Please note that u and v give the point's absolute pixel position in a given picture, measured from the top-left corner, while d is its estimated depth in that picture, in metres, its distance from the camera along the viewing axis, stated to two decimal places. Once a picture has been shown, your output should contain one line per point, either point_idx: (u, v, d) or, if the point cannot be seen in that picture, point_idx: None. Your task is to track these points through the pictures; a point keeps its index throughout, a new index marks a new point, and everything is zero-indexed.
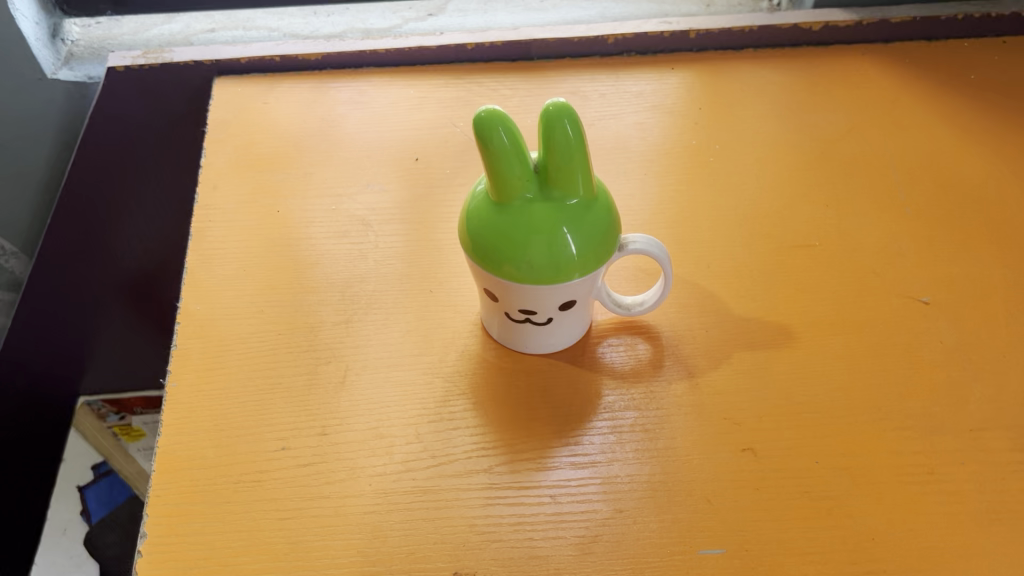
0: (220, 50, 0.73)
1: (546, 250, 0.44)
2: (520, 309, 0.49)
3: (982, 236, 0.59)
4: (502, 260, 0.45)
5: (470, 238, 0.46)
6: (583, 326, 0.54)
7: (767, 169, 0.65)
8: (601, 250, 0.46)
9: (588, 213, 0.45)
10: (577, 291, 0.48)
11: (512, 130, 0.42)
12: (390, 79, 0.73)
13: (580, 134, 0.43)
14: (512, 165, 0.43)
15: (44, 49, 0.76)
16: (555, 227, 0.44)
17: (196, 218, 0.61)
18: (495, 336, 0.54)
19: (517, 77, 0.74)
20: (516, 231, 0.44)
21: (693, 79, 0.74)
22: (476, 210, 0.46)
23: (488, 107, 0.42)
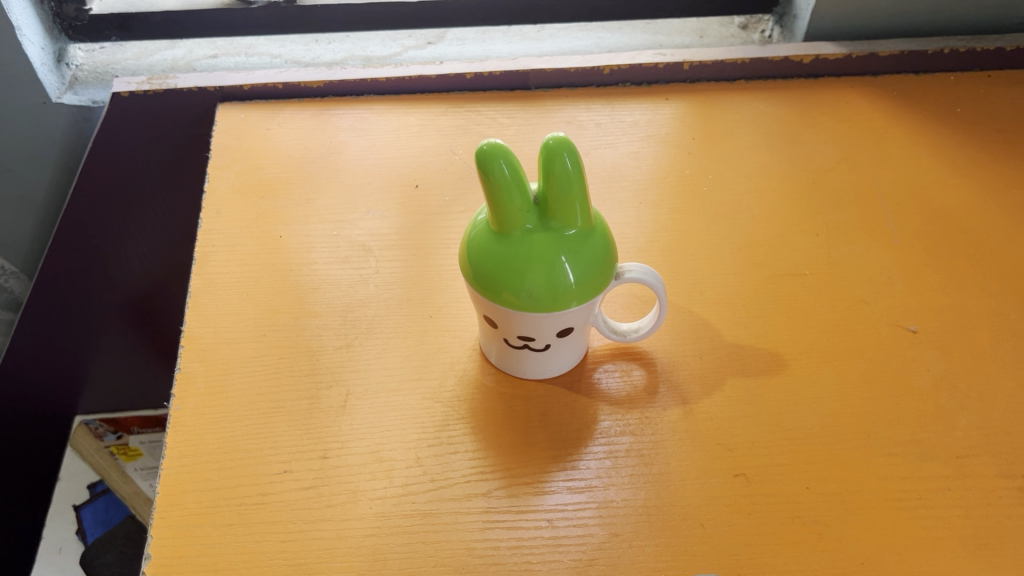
0: (223, 77, 0.74)
1: (546, 279, 0.45)
2: (519, 335, 0.50)
3: (969, 266, 0.61)
4: (503, 289, 0.46)
5: (470, 265, 0.47)
6: (580, 352, 0.55)
7: (758, 198, 0.67)
8: (598, 278, 0.47)
9: (586, 243, 0.46)
10: (576, 318, 0.49)
11: (513, 163, 0.43)
12: (390, 108, 0.75)
13: (578, 167, 0.44)
14: (512, 197, 0.44)
15: (49, 73, 0.76)
16: (554, 257, 0.45)
17: (199, 243, 0.62)
18: (493, 361, 0.55)
19: (515, 106, 0.75)
20: (517, 261, 0.45)
21: (687, 109, 0.75)
22: (477, 239, 0.47)
23: (489, 140, 0.43)
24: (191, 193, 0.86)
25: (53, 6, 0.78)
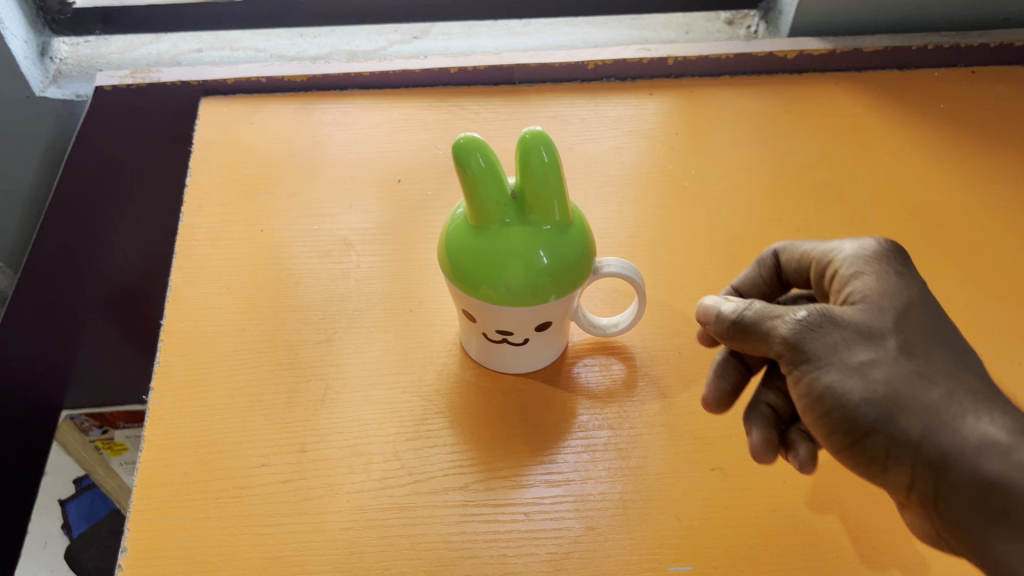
0: (207, 71, 0.74)
1: (524, 274, 0.45)
2: (497, 330, 0.50)
3: (950, 262, 0.61)
4: (481, 285, 0.46)
5: (449, 262, 0.47)
6: (560, 345, 0.55)
7: (741, 193, 0.67)
8: (576, 274, 0.47)
9: (564, 237, 0.46)
10: (554, 311, 0.49)
11: (490, 157, 0.44)
12: (375, 101, 0.75)
13: (554, 161, 0.44)
14: (490, 191, 0.44)
15: (32, 67, 0.76)
16: (532, 251, 0.45)
17: (180, 236, 0.62)
18: (474, 355, 0.55)
19: (499, 101, 0.75)
20: (494, 256, 0.45)
21: (671, 104, 0.75)
22: (455, 233, 0.47)
23: (464, 134, 0.43)
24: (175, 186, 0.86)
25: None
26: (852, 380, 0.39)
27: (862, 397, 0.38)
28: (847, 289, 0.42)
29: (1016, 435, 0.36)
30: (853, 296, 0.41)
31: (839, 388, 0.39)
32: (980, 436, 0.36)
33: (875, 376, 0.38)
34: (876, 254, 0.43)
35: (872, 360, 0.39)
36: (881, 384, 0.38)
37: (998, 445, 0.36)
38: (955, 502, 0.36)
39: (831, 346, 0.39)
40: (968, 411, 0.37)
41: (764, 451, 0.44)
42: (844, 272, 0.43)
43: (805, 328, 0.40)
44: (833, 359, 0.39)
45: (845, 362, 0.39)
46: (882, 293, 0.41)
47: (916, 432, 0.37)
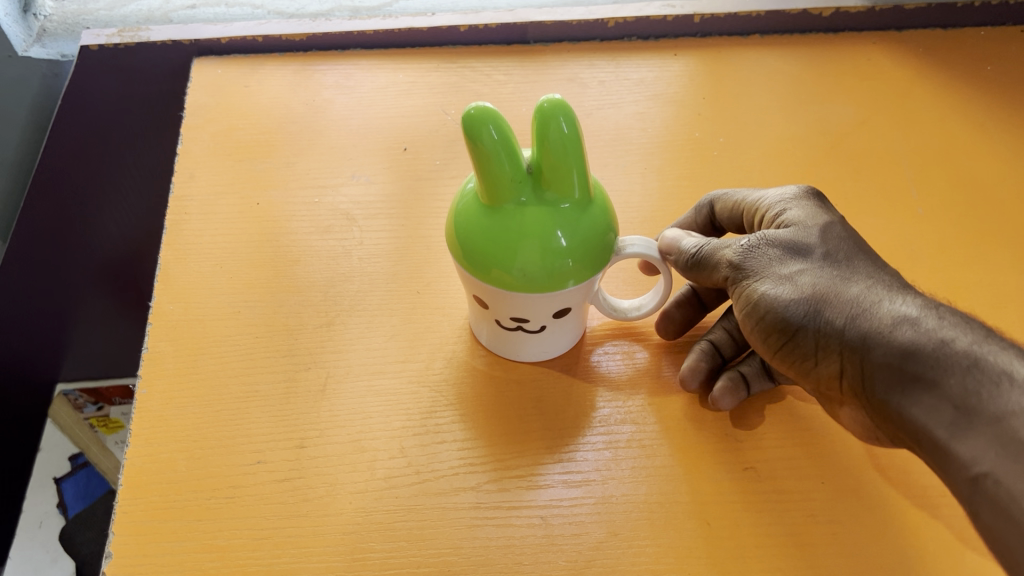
0: (200, 29, 0.69)
1: (541, 258, 0.41)
2: (511, 317, 0.46)
3: (1000, 239, 0.57)
4: (493, 269, 0.42)
5: (458, 241, 0.43)
6: (578, 330, 0.51)
7: (773, 163, 0.62)
8: (598, 254, 0.43)
9: (584, 217, 0.42)
10: (573, 297, 0.44)
11: (503, 131, 0.38)
12: (379, 62, 0.69)
13: (575, 135, 0.39)
14: (502, 165, 0.39)
15: (13, 24, 0.71)
16: (549, 233, 0.41)
17: (171, 210, 0.58)
18: (484, 342, 0.51)
19: (512, 62, 0.70)
20: (508, 239, 0.41)
21: (697, 65, 0.70)
22: (465, 210, 0.42)
23: (475, 107, 0.38)
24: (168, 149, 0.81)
25: None
26: (783, 286, 0.41)
27: (791, 300, 0.40)
28: (777, 220, 0.44)
29: (928, 310, 0.38)
30: (783, 223, 0.44)
31: (771, 295, 0.41)
32: (897, 314, 0.38)
33: (803, 280, 0.40)
34: (799, 194, 0.46)
35: (800, 269, 0.41)
36: (810, 287, 0.40)
37: (912, 320, 0.37)
38: (880, 379, 0.38)
39: (763, 261, 0.42)
40: (887, 298, 0.39)
41: (688, 378, 0.48)
42: (771, 208, 0.46)
43: (740, 248, 0.43)
44: (766, 272, 0.42)
45: (776, 274, 0.41)
46: (806, 219, 0.43)
47: (840, 322, 0.39)
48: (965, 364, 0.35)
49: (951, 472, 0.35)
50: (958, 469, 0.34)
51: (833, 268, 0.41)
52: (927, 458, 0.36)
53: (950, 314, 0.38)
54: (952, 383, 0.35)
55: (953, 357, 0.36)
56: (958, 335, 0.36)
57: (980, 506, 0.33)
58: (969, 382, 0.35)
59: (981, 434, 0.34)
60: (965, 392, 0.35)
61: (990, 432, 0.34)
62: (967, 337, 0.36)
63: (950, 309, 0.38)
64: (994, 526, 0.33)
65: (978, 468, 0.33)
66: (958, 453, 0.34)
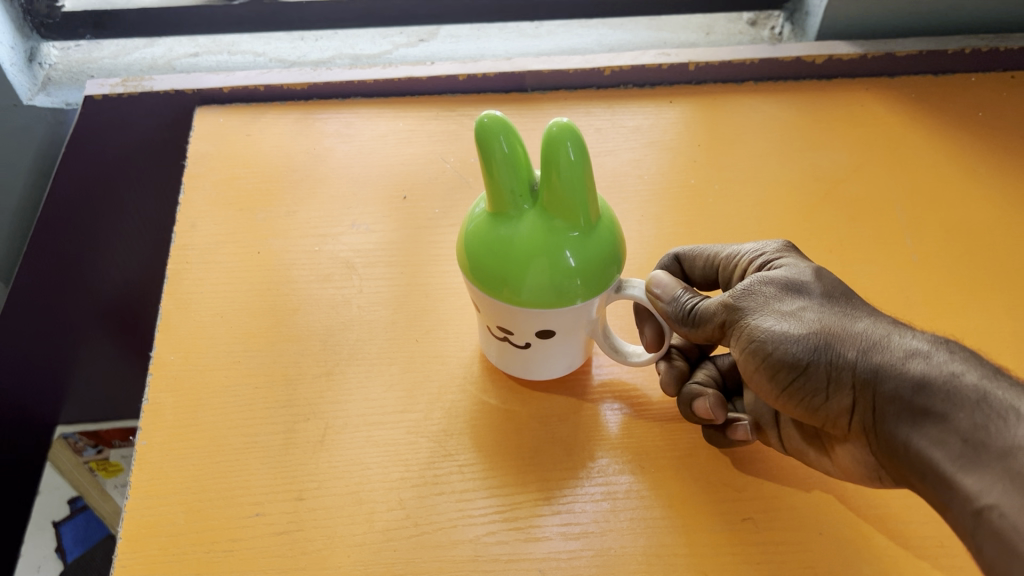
0: (202, 79, 0.69)
1: (539, 275, 0.40)
2: (497, 326, 0.46)
3: (995, 285, 0.57)
4: (491, 283, 0.41)
5: (464, 252, 0.43)
6: (580, 354, 0.50)
7: (768, 210, 0.63)
8: (600, 282, 0.42)
9: (593, 237, 0.41)
10: (556, 321, 0.44)
11: (512, 141, 0.39)
12: (379, 111, 0.70)
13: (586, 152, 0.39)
14: (510, 177, 0.39)
15: (18, 74, 0.71)
16: (548, 251, 0.40)
17: (172, 260, 0.58)
18: (495, 359, 0.52)
19: (510, 110, 0.71)
20: (508, 252, 0.40)
21: (692, 113, 0.71)
22: (476, 226, 0.42)
23: (489, 113, 0.39)
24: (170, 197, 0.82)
25: (22, 3, 0.72)
26: (787, 322, 0.41)
27: (796, 335, 0.40)
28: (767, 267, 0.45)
29: (937, 346, 0.39)
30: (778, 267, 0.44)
31: (776, 331, 0.41)
32: (907, 350, 0.39)
33: (807, 316, 0.41)
34: (781, 247, 0.47)
35: (803, 307, 0.41)
36: (814, 323, 0.41)
37: (922, 355, 0.38)
38: (890, 412, 0.38)
39: (764, 299, 0.42)
40: (895, 334, 0.40)
41: (715, 413, 0.47)
42: (762, 260, 0.46)
43: (735, 290, 0.43)
44: (765, 309, 0.42)
45: (776, 311, 0.42)
46: (800, 263, 0.44)
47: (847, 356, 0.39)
48: (975, 399, 0.36)
49: (959, 510, 0.35)
50: (967, 507, 0.35)
51: (835, 306, 0.41)
52: (934, 496, 0.37)
53: (959, 349, 0.38)
54: (962, 417, 0.36)
55: (964, 393, 0.36)
56: (967, 371, 0.37)
57: (984, 540, 0.34)
58: (978, 416, 0.35)
59: (989, 468, 0.34)
60: (974, 427, 0.35)
61: (1000, 466, 0.34)
62: (977, 371, 0.37)
63: (958, 344, 0.39)
64: (1000, 564, 0.33)
65: (985, 503, 0.34)
66: (965, 488, 0.35)
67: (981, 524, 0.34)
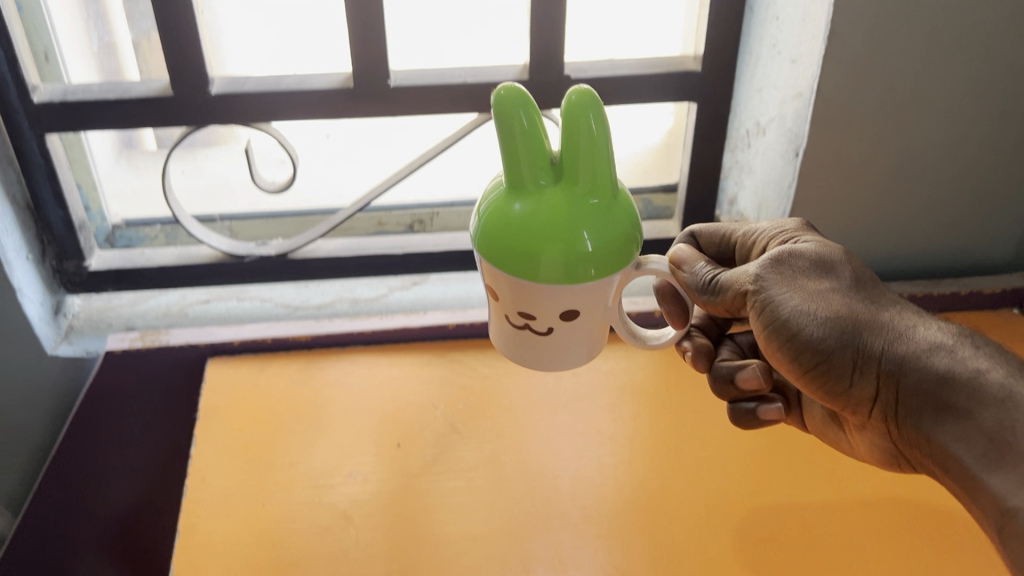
0: (214, 333, 0.77)
1: (560, 247, 0.46)
2: (519, 312, 0.50)
3: (942, 526, 0.62)
4: (511, 250, 0.47)
5: (479, 230, 0.48)
6: (589, 348, 0.55)
7: (733, 454, 0.68)
8: (611, 257, 0.48)
9: (606, 214, 0.47)
10: (577, 301, 0.49)
11: (532, 116, 0.45)
12: (375, 358, 0.77)
13: (600, 126, 0.45)
14: (529, 147, 0.45)
15: (46, 326, 0.77)
16: (568, 219, 0.46)
17: (184, 515, 0.63)
18: (499, 344, 0.56)
19: (495, 356, 0.78)
20: (529, 219, 0.46)
21: (661, 355, 0.78)
22: (494, 203, 0.48)
23: (507, 87, 0.45)
24: (175, 471, 0.85)
25: (52, 263, 0.79)
26: (823, 305, 0.53)
27: (831, 319, 0.52)
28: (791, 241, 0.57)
29: (955, 342, 0.52)
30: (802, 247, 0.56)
31: (814, 312, 0.53)
32: (931, 345, 0.52)
33: (840, 305, 0.53)
34: (797, 226, 0.59)
35: (835, 293, 0.53)
36: (845, 309, 0.53)
37: (946, 352, 0.51)
38: (921, 400, 0.51)
39: (801, 276, 0.54)
40: (918, 329, 0.52)
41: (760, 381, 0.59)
42: (782, 235, 0.58)
43: (770, 261, 0.54)
44: (802, 289, 0.53)
45: (807, 292, 0.53)
46: (824, 242, 0.56)
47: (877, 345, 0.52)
48: (1001, 400, 0.48)
49: (987, 503, 0.47)
50: (996, 497, 0.47)
51: (859, 294, 0.54)
52: (957, 478, 0.49)
53: (972, 344, 0.52)
54: (988, 417, 0.48)
55: (989, 391, 0.49)
56: (986, 368, 0.50)
57: (1008, 531, 0.46)
58: (1001, 417, 0.48)
59: (1013, 466, 0.47)
60: (999, 426, 0.48)
61: (1020, 469, 0.46)
62: (995, 370, 0.49)
63: (969, 338, 0.52)
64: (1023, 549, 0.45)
65: (1014, 505, 0.46)
66: (990, 484, 0.47)
67: (1008, 521, 0.46)
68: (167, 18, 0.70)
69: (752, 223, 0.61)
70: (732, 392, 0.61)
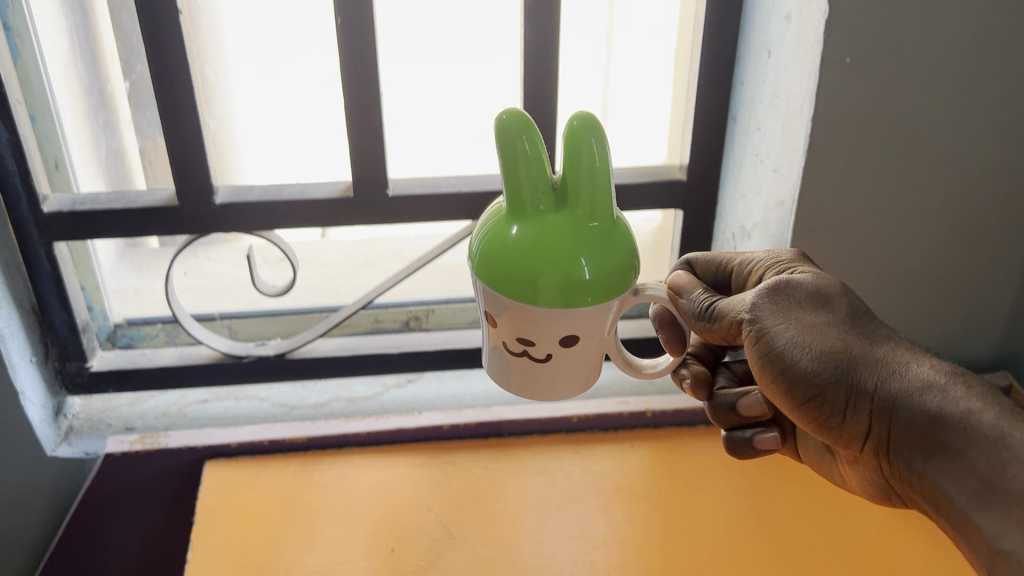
0: (213, 435, 0.79)
1: (559, 269, 0.48)
2: (518, 338, 0.52)
3: None
4: (510, 273, 0.49)
5: (479, 254, 0.50)
6: (584, 378, 0.56)
7: (725, 557, 0.69)
8: (607, 285, 0.50)
9: (604, 238, 0.49)
10: (576, 326, 0.51)
11: (534, 140, 0.47)
12: (371, 459, 0.78)
13: (601, 150, 0.47)
14: (530, 170, 0.48)
15: (47, 427, 0.78)
16: (568, 242, 0.48)
17: None
18: (492, 372, 0.57)
19: (489, 456, 0.79)
20: (528, 243, 0.48)
21: (652, 455, 0.80)
22: (495, 228, 0.50)
23: (511, 111, 0.47)
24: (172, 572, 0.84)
25: (55, 365, 0.81)
26: (817, 339, 0.54)
27: (825, 354, 0.54)
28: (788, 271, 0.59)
29: (949, 381, 0.53)
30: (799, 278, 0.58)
31: (808, 345, 0.54)
32: (924, 384, 0.53)
33: (834, 340, 0.54)
34: (793, 257, 0.61)
35: (829, 328, 0.55)
36: (839, 344, 0.54)
37: (939, 391, 0.52)
38: (913, 438, 0.53)
39: (796, 309, 0.55)
40: (912, 367, 0.54)
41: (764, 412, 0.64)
42: (778, 264, 0.60)
43: (766, 293, 0.56)
44: (797, 322, 0.55)
45: (802, 326, 0.55)
46: (821, 274, 0.58)
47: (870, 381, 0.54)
48: (993, 440, 0.49)
49: (977, 542, 0.49)
50: (986, 537, 0.49)
51: (853, 328, 0.55)
52: (948, 516, 0.51)
53: (965, 382, 0.53)
54: (979, 458, 0.50)
55: (981, 431, 0.50)
56: (979, 408, 0.51)
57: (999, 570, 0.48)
58: (992, 458, 0.49)
59: (1001, 506, 0.48)
60: (989, 467, 0.49)
61: (1008, 511, 0.48)
62: (988, 410, 0.51)
63: (963, 376, 0.53)
64: None
65: (1003, 546, 0.48)
66: (980, 524, 0.49)
67: (998, 561, 0.48)
68: (176, 133, 0.73)
69: (746, 252, 0.63)
70: (733, 420, 0.66)
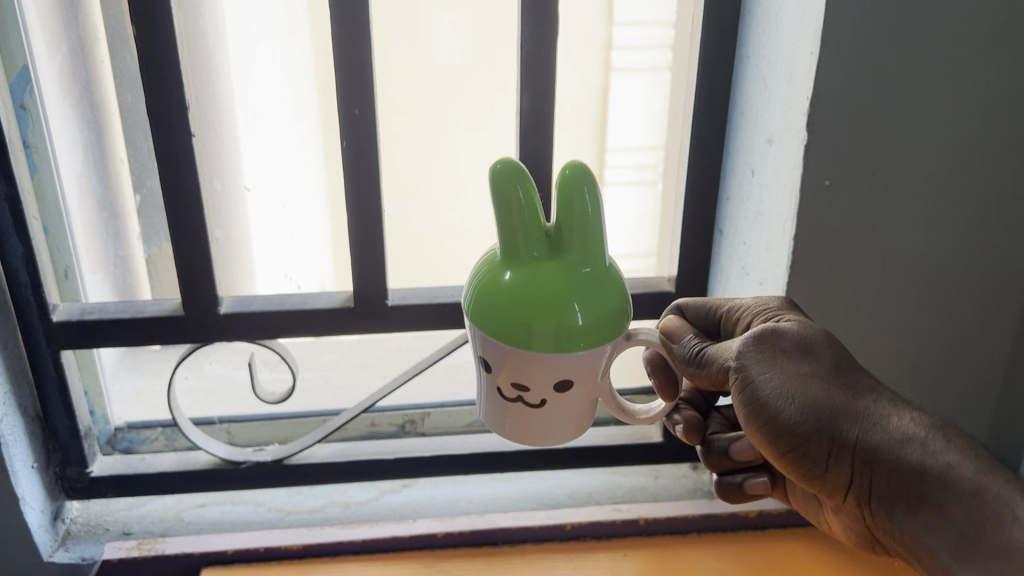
0: (210, 542, 0.79)
1: (553, 312, 0.50)
2: (513, 384, 0.54)
3: None
4: (505, 318, 0.51)
5: (475, 301, 0.53)
6: (577, 423, 0.58)
7: None
8: (598, 332, 0.52)
9: (595, 284, 0.52)
10: (569, 371, 0.53)
11: (528, 189, 0.51)
12: (365, 566, 0.79)
13: (591, 197, 0.51)
14: (524, 216, 0.51)
15: (44, 532, 0.79)
16: (561, 285, 0.51)
17: None
18: (485, 419, 0.59)
19: (482, 564, 0.80)
20: (522, 286, 0.51)
21: (643, 563, 0.80)
22: (491, 274, 0.53)
23: (504, 161, 0.51)
24: None
25: (56, 470, 0.82)
26: (801, 391, 0.58)
27: (810, 406, 0.58)
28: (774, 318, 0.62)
29: (929, 433, 0.57)
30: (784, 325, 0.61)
31: (794, 397, 0.58)
32: (905, 435, 0.57)
33: (819, 391, 0.58)
34: (779, 304, 0.64)
35: (813, 378, 0.59)
36: (822, 396, 0.58)
37: (919, 443, 0.57)
38: (893, 490, 0.58)
39: (783, 359, 0.59)
40: (893, 418, 0.58)
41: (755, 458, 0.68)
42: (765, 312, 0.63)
43: (754, 342, 0.59)
44: (784, 373, 0.59)
45: (788, 377, 0.58)
46: (805, 321, 0.61)
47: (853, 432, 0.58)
48: (969, 494, 0.55)
49: None
50: None
51: (837, 378, 0.59)
52: (928, 565, 0.57)
53: (942, 433, 0.57)
54: (957, 512, 0.55)
55: (959, 484, 0.55)
56: (956, 462, 0.56)
57: None
58: (968, 513, 0.55)
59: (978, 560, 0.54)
60: (966, 521, 0.55)
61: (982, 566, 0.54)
62: (965, 464, 0.56)
63: (940, 427, 0.58)
64: None
65: None
66: None
67: None
68: (185, 247, 0.76)
69: (734, 298, 0.67)
70: (725, 464, 0.71)
